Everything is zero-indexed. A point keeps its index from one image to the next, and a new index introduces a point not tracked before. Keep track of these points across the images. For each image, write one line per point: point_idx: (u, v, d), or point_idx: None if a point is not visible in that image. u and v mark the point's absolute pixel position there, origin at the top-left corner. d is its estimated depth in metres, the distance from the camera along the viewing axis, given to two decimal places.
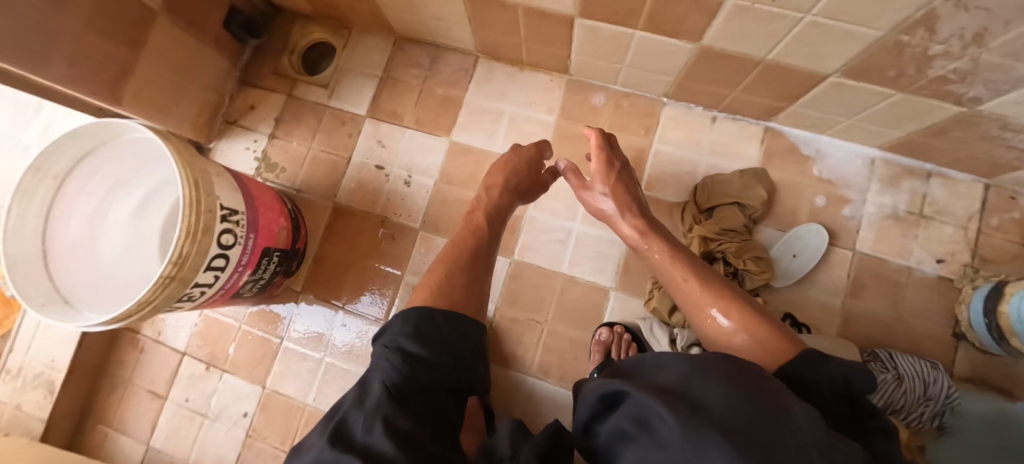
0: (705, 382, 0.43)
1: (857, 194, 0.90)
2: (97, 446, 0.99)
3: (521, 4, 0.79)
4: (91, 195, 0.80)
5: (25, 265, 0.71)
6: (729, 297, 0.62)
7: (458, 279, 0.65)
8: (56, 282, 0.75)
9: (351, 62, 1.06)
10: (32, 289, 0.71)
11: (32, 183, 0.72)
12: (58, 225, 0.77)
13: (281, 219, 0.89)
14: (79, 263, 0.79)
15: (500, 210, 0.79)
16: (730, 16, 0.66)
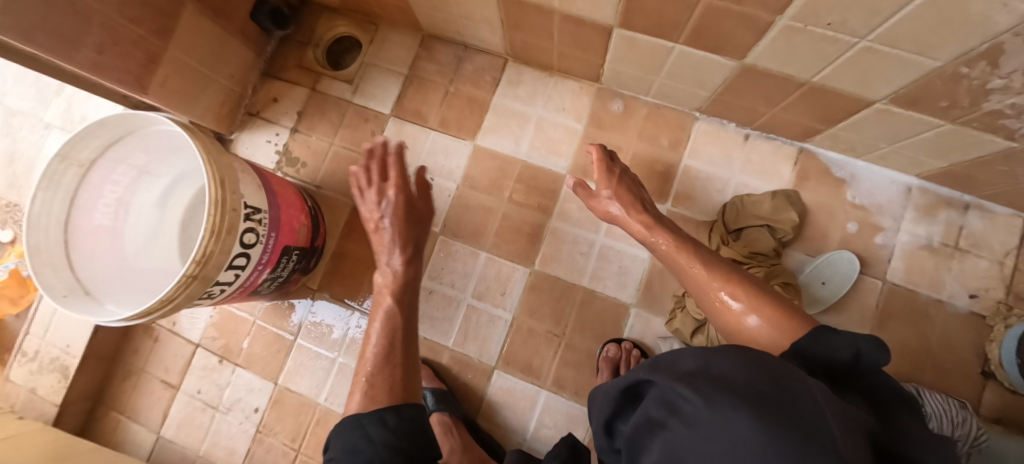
0: (723, 360, 0.38)
1: (890, 221, 0.88)
2: (109, 432, 0.99)
3: (557, 11, 0.76)
4: (119, 185, 0.79)
5: (48, 254, 0.71)
6: (749, 287, 0.61)
7: (390, 374, 0.63)
8: (78, 272, 0.74)
9: (377, 59, 1.04)
10: (53, 279, 0.71)
11: (57, 171, 0.71)
12: (83, 213, 0.76)
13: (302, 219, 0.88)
14: (101, 252, 0.78)
15: (410, 283, 0.74)
16: (779, 36, 0.64)
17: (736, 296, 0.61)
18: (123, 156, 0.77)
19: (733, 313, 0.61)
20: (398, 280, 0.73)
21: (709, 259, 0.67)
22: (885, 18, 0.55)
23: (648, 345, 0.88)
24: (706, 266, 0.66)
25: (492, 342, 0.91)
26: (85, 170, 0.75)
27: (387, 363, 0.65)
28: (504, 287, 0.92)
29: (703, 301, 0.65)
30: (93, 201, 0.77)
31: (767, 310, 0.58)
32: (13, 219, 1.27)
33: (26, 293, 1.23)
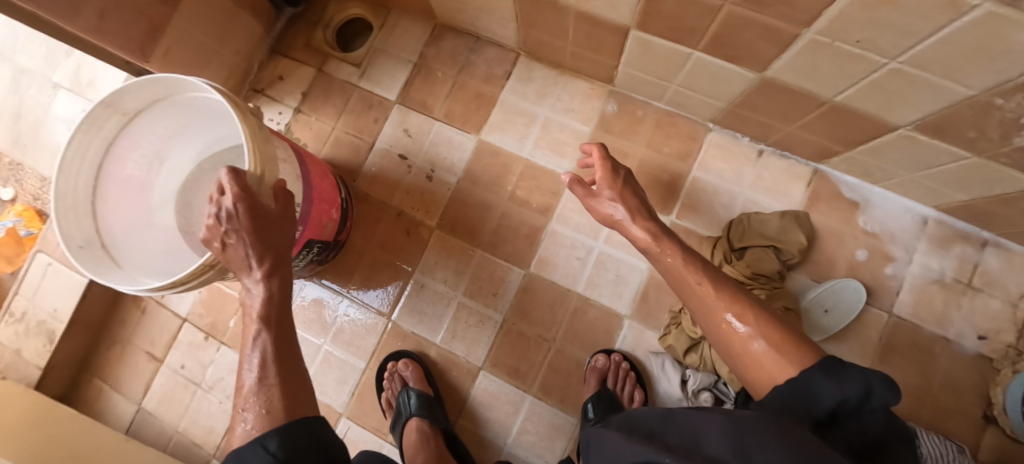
0: (761, 448, 0.35)
1: (902, 252, 0.84)
2: (90, 400, 0.99)
3: (573, 8, 0.73)
4: (155, 134, 0.77)
5: (72, 200, 0.69)
6: (763, 313, 0.54)
7: (264, 397, 0.49)
8: (100, 222, 0.73)
9: (386, 44, 1.02)
10: (73, 228, 0.69)
11: (101, 115, 0.68)
12: (115, 162, 0.75)
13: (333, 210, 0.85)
14: (124, 203, 0.77)
15: (280, 299, 0.57)
16: (803, 51, 0.61)
17: (742, 317, 0.54)
18: (168, 113, 0.75)
19: (740, 336, 0.53)
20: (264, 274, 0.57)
21: (717, 277, 0.60)
22: (917, 40, 0.51)
23: (639, 358, 0.85)
24: (716, 285, 0.59)
25: (481, 342, 0.89)
26: (128, 117, 0.72)
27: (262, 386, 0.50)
28: (497, 287, 0.90)
29: (707, 320, 0.58)
30: (129, 145, 0.75)
31: (774, 336, 0.51)
32: (14, 178, 1.27)
33: (22, 252, 1.23)
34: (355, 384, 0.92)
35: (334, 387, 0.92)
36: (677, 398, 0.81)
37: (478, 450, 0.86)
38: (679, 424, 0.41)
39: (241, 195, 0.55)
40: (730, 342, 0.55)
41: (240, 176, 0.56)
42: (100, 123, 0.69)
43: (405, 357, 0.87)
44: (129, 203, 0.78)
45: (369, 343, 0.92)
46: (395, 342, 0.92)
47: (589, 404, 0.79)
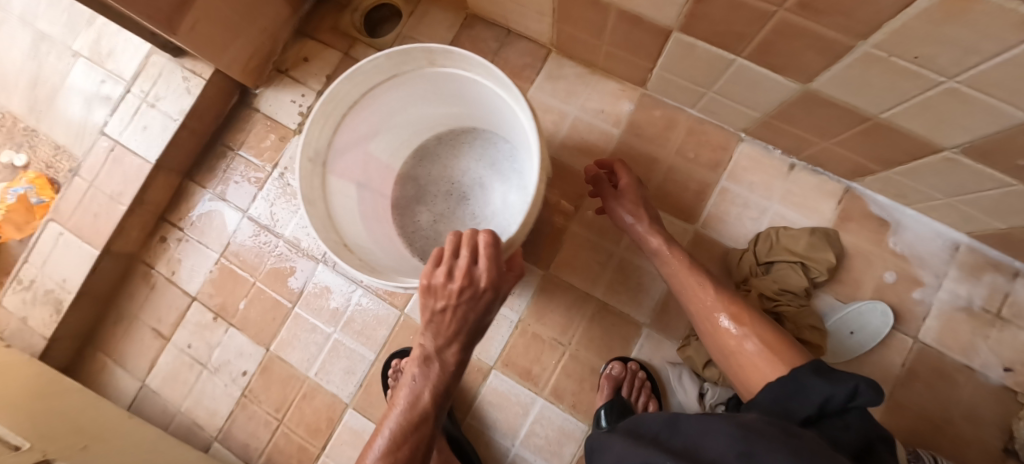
0: (761, 448, 0.35)
1: (930, 277, 0.82)
2: (94, 374, 0.98)
3: (614, 6, 0.71)
4: (402, 96, 0.78)
5: (333, 106, 0.71)
6: (755, 320, 0.61)
7: None
8: (337, 134, 0.75)
9: (416, 32, 1.00)
10: (313, 135, 0.71)
11: (409, 56, 0.69)
12: (373, 94, 0.74)
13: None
14: (359, 128, 0.78)
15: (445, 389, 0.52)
16: (854, 64, 0.59)
17: (737, 320, 0.62)
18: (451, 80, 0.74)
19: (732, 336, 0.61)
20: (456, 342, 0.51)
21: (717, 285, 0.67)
22: (980, 60, 0.49)
23: (655, 367, 0.83)
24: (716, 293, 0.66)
25: (495, 341, 0.88)
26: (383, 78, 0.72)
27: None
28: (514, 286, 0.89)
29: (706, 319, 0.65)
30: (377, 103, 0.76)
31: (762, 341, 0.58)
32: (29, 145, 1.25)
33: (32, 220, 1.21)
34: (363, 375, 0.90)
35: (342, 377, 0.91)
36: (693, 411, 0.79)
37: (485, 450, 0.85)
38: (685, 430, 0.41)
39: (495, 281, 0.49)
40: (725, 344, 0.62)
41: (497, 249, 0.50)
42: (361, 78, 0.70)
43: (400, 361, 0.85)
44: (367, 127, 0.80)
45: (379, 335, 0.91)
46: (407, 336, 0.90)
47: (602, 410, 0.78)
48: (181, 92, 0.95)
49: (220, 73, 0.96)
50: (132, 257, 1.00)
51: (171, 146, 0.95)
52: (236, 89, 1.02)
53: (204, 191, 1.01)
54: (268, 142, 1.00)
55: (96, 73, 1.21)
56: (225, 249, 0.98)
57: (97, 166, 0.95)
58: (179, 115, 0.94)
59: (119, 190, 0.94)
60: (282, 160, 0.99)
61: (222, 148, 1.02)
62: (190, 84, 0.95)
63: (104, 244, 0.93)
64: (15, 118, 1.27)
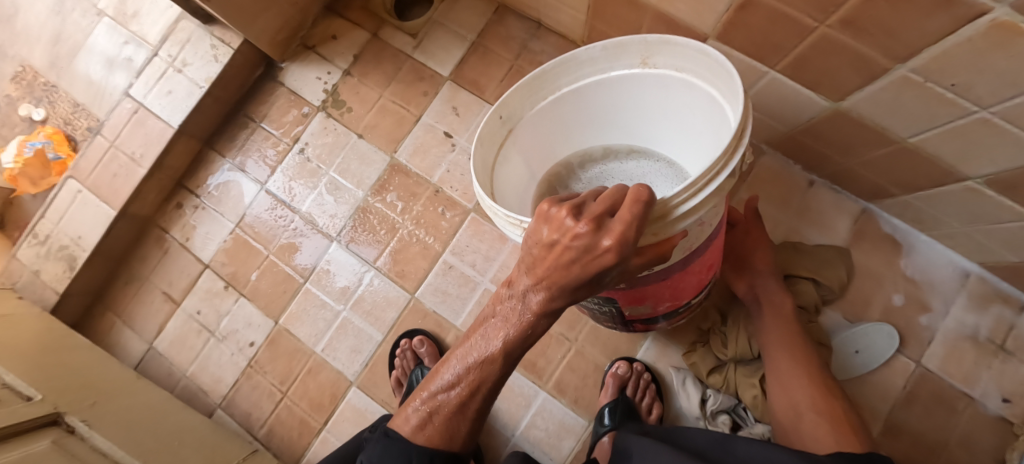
0: None
1: (939, 303, 0.83)
2: (102, 333, 0.99)
3: (652, 8, 0.71)
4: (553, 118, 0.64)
5: (547, 76, 0.59)
6: (838, 417, 0.59)
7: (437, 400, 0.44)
8: (533, 110, 0.61)
9: (447, 18, 1.00)
10: (513, 102, 0.59)
11: (674, 50, 0.52)
12: (642, 76, 0.59)
13: (692, 289, 0.68)
14: (560, 108, 0.64)
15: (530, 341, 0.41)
16: (889, 86, 0.59)
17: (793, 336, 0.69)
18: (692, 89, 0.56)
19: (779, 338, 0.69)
20: (547, 306, 0.38)
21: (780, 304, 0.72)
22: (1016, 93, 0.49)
23: (659, 371, 0.84)
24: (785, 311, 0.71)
25: None
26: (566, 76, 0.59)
27: (460, 414, 0.44)
28: None
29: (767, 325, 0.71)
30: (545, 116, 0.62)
31: (824, 413, 0.60)
32: (47, 100, 1.26)
33: (47, 176, 1.21)
34: (369, 355, 0.91)
35: (348, 355, 0.92)
36: (694, 417, 0.79)
37: (485, 438, 0.86)
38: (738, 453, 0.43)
39: (620, 253, 0.33)
40: (801, 428, 0.60)
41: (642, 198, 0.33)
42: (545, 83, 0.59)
43: (419, 335, 0.86)
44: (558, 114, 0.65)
45: (389, 317, 0.92)
46: (415, 320, 0.91)
47: (607, 409, 0.79)
48: (208, 59, 0.95)
49: (249, 43, 0.96)
50: (147, 220, 1.01)
51: (194, 112, 0.95)
52: (262, 61, 1.02)
53: (224, 161, 1.01)
54: (291, 115, 1.01)
55: (119, 34, 1.21)
56: (240, 220, 0.98)
57: (119, 126, 0.96)
58: (204, 82, 0.94)
59: (140, 152, 0.94)
60: (303, 136, 0.99)
61: (244, 119, 1.02)
62: (217, 53, 0.95)
63: (122, 205, 0.93)
64: (35, 72, 1.27)
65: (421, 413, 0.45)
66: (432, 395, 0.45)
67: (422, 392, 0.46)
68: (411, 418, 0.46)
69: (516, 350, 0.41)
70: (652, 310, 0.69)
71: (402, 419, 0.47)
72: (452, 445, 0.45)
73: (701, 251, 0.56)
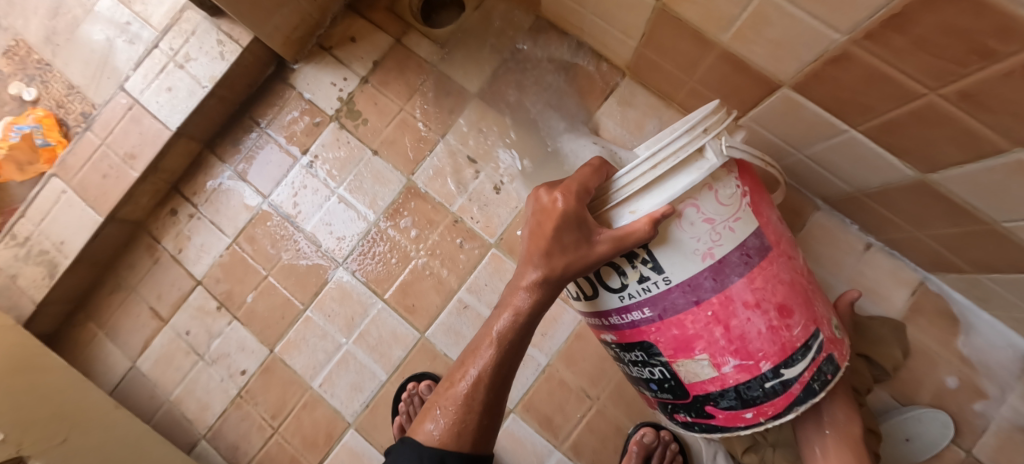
0: None
1: (997, 390, 0.76)
2: (82, 344, 0.91)
3: (721, 47, 0.63)
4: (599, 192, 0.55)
5: None
6: None
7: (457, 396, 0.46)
8: None
9: (479, 27, 0.91)
10: None
11: None
12: None
13: (771, 349, 0.45)
14: None
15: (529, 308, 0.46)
16: (995, 168, 0.50)
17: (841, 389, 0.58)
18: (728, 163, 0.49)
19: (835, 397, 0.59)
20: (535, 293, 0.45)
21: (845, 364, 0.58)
22: None
23: (687, 440, 0.78)
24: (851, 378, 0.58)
25: (518, 383, 0.81)
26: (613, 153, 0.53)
27: (472, 403, 0.45)
28: (547, 327, 0.82)
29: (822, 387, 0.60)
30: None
31: None
32: (40, 78, 1.16)
33: (36, 162, 1.12)
34: (370, 395, 0.84)
35: (347, 393, 0.84)
36: None
37: None
38: None
39: (573, 213, 0.43)
40: None
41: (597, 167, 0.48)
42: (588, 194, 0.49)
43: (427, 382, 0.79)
44: None
45: (395, 355, 0.84)
46: (423, 361, 0.83)
47: None
48: (214, 56, 0.85)
49: (260, 41, 0.87)
50: (137, 225, 0.92)
51: (195, 113, 0.86)
52: (273, 60, 0.93)
53: (224, 167, 0.93)
54: (301, 123, 0.92)
55: (121, 13, 1.11)
56: (239, 234, 0.90)
57: (112, 122, 0.87)
58: (208, 81, 0.85)
59: (132, 153, 0.85)
60: (313, 148, 0.91)
61: (250, 122, 0.93)
62: (224, 49, 0.85)
63: (110, 211, 0.85)
64: (29, 48, 1.18)
65: (438, 427, 0.45)
66: (444, 401, 0.46)
67: (433, 408, 0.47)
68: (429, 426, 0.46)
69: (517, 343, 0.47)
70: (719, 379, 0.47)
71: (420, 432, 0.46)
72: (466, 443, 0.45)
73: (734, 268, 0.44)
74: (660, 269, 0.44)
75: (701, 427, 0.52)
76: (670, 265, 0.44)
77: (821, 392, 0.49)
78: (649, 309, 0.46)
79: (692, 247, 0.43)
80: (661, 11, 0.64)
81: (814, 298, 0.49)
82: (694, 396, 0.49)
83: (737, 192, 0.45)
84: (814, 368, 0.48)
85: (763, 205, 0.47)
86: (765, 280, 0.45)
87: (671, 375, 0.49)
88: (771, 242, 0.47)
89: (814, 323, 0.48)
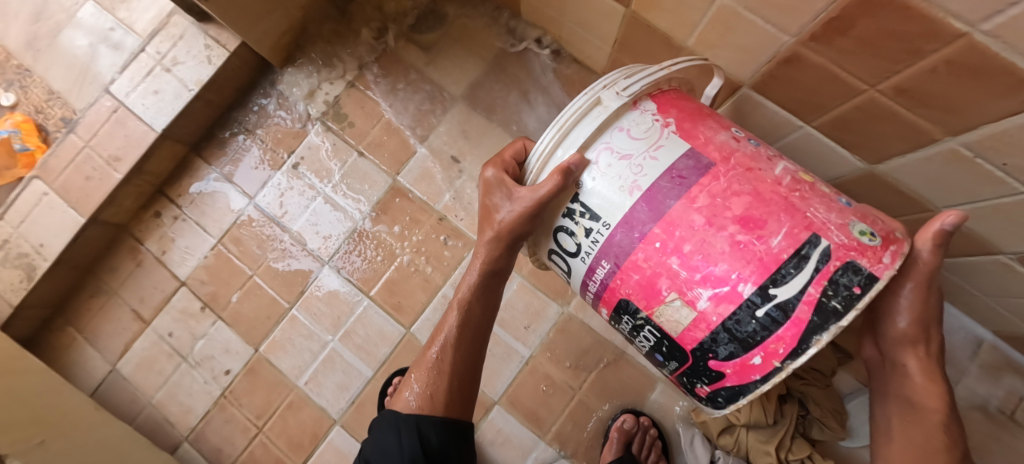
0: None
1: (951, 371, 0.81)
2: (60, 349, 0.89)
3: (689, 50, 0.68)
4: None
5: None
6: None
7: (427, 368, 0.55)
8: None
9: (463, 34, 0.94)
10: None
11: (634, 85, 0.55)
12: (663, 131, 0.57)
13: (742, 267, 0.40)
14: None
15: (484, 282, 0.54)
16: (934, 158, 0.56)
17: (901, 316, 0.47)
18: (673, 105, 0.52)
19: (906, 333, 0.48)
20: (487, 264, 0.53)
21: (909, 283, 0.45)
22: None
23: (666, 426, 0.81)
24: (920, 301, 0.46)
25: (502, 376, 0.83)
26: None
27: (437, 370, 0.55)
28: (531, 320, 0.84)
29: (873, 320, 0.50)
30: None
31: None
32: (19, 84, 1.15)
33: (13, 167, 1.11)
34: (357, 392, 0.84)
35: (334, 392, 0.85)
36: None
37: None
38: None
39: (493, 177, 0.51)
40: None
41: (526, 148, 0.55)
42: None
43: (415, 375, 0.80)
44: None
45: (381, 352, 0.85)
46: (410, 356, 0.84)
47: None
48: (201, 60, 0.87)
49: (247, 46, 0.89)
50: (119, 228, 0.92)
51: (181, 116, 0.87)
52: (259, 65, 0.95)
53: (210, 169, 0.93)
54: (287, 126, 0.94)
55: (105, 19, 1.12)
56: (225, 235, 0.91)
57: (96, 125, 0.87)
58: (194, 84, 0.87)
59: (117, 156, 0.86)
60: (299, 149, 0.93)
61: (235, 126, 0.95)
62: (212, 54, 0.87)
63: (92, 212, 0.85)
64: (7, 53, 1.17)
65: (413, 393, 0.56)
66: (419, 372, 0.56)
67: (412, 379, 0.57)
68: (408, 395, 0.56)
69: (477, 313, 0.55)
70: (701, 320, 0.42)
71: (402, 401, 0.56)
72: (436, 405, 0.55)
73: (668, 194, 0.43)
74: (596, 217, 0.46)
75: (723, 396, 0.45)
76: (600, 209, 0.45)
77: (850, 310, 0.37)
78: (607, 262, 0.46)
79: (617, 184, 0.44)
80: (633, 17, 0.69)
81: (803, 202, 0.41)
82: (692, 354, 0.44)
83: (655, 124, 0.46)
84: (823, 280, 0.38)
85: (698, 128, 0.45)
86: (705, 195, 0.42)
87: (660, 332, 0.46)
88: (715, 159, 0.43)
89: (805, 228, 0.40)
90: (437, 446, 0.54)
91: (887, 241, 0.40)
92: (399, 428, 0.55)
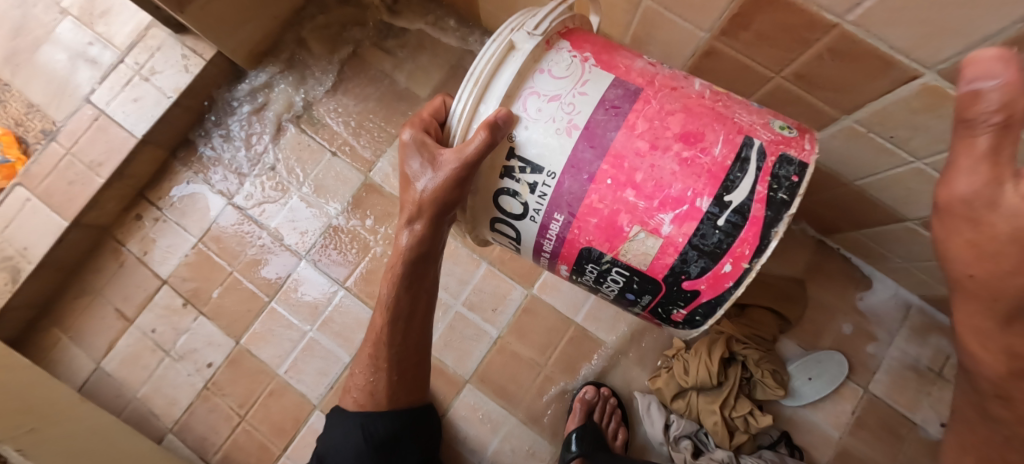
0: None
1: (885, 333, 0.88)
2: (46, 349, 0.92)
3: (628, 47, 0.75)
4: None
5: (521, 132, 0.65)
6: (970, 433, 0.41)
7: (364, 371, 0.67)
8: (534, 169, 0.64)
9: (428, 40, 1.01)
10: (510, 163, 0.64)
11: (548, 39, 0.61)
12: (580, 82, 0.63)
13: (694, 184, 0.46)
14: None
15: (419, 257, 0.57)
16: (839, 135, 0.64)
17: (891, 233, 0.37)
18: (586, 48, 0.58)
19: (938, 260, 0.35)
20: (411, 250, 0.56)
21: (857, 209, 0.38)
22: (948, 147, 0.54)
23: (627, 396, 0.86)
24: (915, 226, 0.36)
25: (472, 356, 0.89)
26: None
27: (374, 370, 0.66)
28: (498, 303, 0.90)
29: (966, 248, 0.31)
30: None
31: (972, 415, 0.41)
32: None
33: None
34: (335, 378, 0.89)
35: (313, 378, 0.89)
36: (658, 442, 0.81)
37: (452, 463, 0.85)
38: None
39: (415, 140, 0.51)
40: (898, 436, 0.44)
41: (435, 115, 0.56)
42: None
43: None
44: None
45: (357, 338, 0.90)
46: None
47: (575, 434, 0.80)
48: (179, 68, 0.92)
49: (223, 55, 0.94)
50: (102, 231, 0.96)
51: (161, 121, 0.92)
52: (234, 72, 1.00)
53: (189, 172, 0.98)
54: (263, 129, 0.99)
55: (84, 33, 1.16)
56: (205, 234, 0.95)
57: (78, 133, 0.91)
58: (173, 91, 0.92)
59: (98, 161, 0.90)
60: (276, 151, 0.98)
61: (212, 130, 1.00)
62: (189, 63, 0.92)
63: (75, 215, 0.88)
64: None
65: (359, 397, 0.68)
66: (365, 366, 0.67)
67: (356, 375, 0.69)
68: (353, 397, 0.69)
69: (404, 306, 0.61)
70: (670, 244, 0.47)
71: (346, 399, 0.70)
72: (374, 401, 0.68)
73: (607, 126, 0.47)
74: (539, 169, 0.48)
75: (700, 311, 0.51)
76: (539, 159, 0.48)
77: (794, 197, 0.45)
78: (560, 214, 0.49)
79: (556, 128, 0.47)
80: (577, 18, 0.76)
81: (726, 111, 0.49)
82: (666, 281, 0.50)
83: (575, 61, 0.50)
84: (765, 178, 0.46)
85: (616, 59, 0.51)
86: (643, 121, 0.47)
87: (629, 269, 0.50)
88: (641, 84, 0.49)
89: (736, 134, 0.47)
90: (383, 433, 0.67)
91: (801, 132, 0.49)
92: (355, 424, 0.67)
